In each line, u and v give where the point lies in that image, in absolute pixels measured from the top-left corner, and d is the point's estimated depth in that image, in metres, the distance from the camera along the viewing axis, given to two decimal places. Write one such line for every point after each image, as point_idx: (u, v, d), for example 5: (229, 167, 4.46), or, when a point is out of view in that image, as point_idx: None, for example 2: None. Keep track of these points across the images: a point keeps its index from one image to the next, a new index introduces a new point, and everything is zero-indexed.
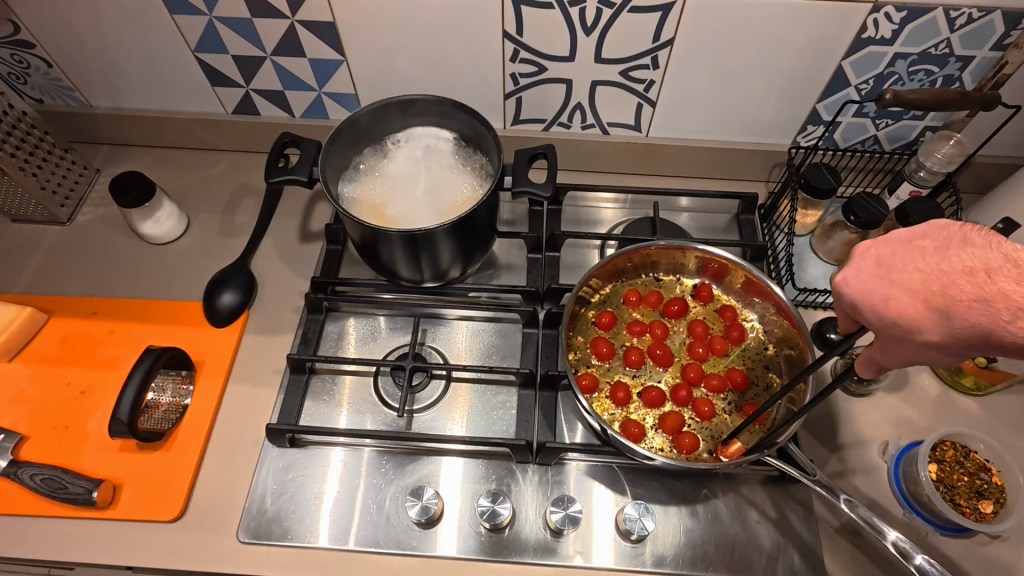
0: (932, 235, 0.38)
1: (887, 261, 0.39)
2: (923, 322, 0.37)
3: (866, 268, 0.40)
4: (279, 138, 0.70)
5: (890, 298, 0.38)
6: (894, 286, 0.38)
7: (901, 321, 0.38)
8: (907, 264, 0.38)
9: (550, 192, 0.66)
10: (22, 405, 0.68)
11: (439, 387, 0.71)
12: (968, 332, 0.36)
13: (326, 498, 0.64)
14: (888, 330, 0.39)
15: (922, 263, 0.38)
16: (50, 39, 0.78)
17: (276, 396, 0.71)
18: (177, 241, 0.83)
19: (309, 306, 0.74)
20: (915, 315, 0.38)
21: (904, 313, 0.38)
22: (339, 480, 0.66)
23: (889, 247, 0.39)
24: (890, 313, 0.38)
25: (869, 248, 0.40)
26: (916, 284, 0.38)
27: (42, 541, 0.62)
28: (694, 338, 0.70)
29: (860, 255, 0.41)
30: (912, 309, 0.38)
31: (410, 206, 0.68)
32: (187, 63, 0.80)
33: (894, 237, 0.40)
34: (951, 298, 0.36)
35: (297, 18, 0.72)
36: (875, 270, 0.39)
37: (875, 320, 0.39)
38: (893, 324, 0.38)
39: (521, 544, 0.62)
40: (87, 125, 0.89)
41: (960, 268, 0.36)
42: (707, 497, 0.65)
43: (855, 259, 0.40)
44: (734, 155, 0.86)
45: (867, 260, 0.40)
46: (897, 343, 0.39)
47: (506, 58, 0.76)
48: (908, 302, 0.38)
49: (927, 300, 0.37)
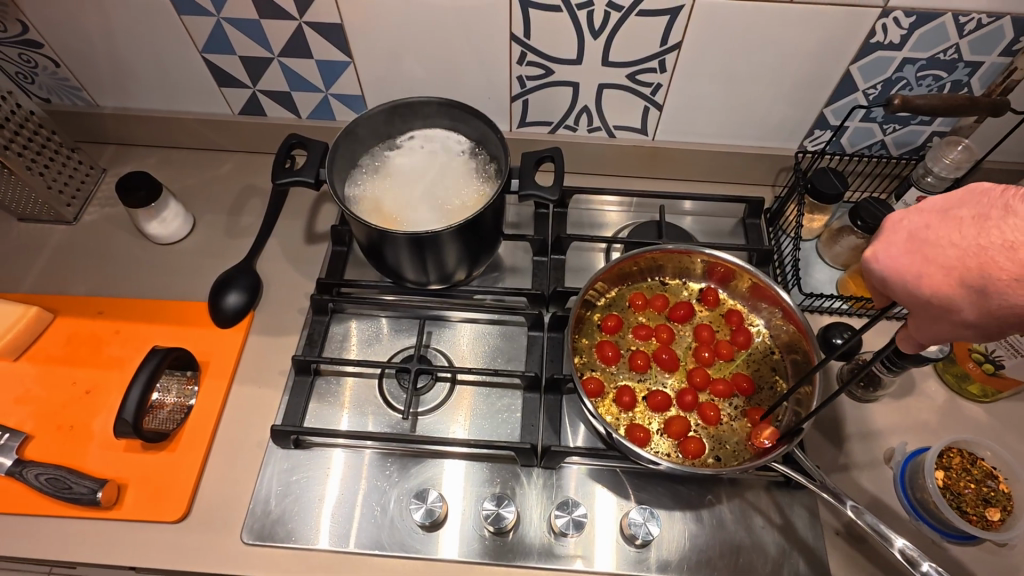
0: (967, 207, 0.38)
1: (918, 236, 0.40)
2: (953, 298, 0.38)
3: (898, 244, 0.41)
4: (286, 139, 0.70)
5: (922, 274, 0.39)
6: (927, 263, 0.39)
7: (934, 297, 0.39)
8: (941, 238, 0.39)
9: (557, 195, 0.66)
10: (28, 405, 0.68)
11: (444, 390, 0.71)
12: (1003, 309, 0.37)
13: (328, 500, 0.64)
14: (922, 307, 0.40)
15: (956, 237, 0.38)
16: (58, 39, 0.78)
17: (281, 397, 0.71)
18: (183, 241, 0.84)
19: (314, 307, 0.74)
20: (948, 292, 0.38)
21: (936, 290, 0.39)
22: (339, 481, 0.65)
23: (922, 219, 0.40)
24: (922, 288, 0.39)
25: (902, 221, 0.41)
26: (949, 260, 0.38)
27: (46, 540, 0.62)
28: (700, 343, 0.70)
29: (893, 228, 0.42)
30: (946, 286, 0.38)
31: (416, 208, 0.68)
32: (194, 63, 0.80)
33: (929, 208, 0.40)
34: (983, 272, 0.37)
35: (305, 19, 0.72)
36: (906, 245, 0.40)
37: (906, 295, 0.40)
38: (926, 300, 0.39)
39: (525, 548, 0.62)
40: (94, 125, 0.90)
41: (995, 244, 0.36)
42: (712, 503, 0.65)
43: (888, 233, 0.42)
44: (740, 158, 0.85)
45: (900, 234, 0.41)
46: (930, 319, 0.40)
47: (513, 61, 0.75)
48: (941, 279, 0.38)
49: (960, 277, 0.38)
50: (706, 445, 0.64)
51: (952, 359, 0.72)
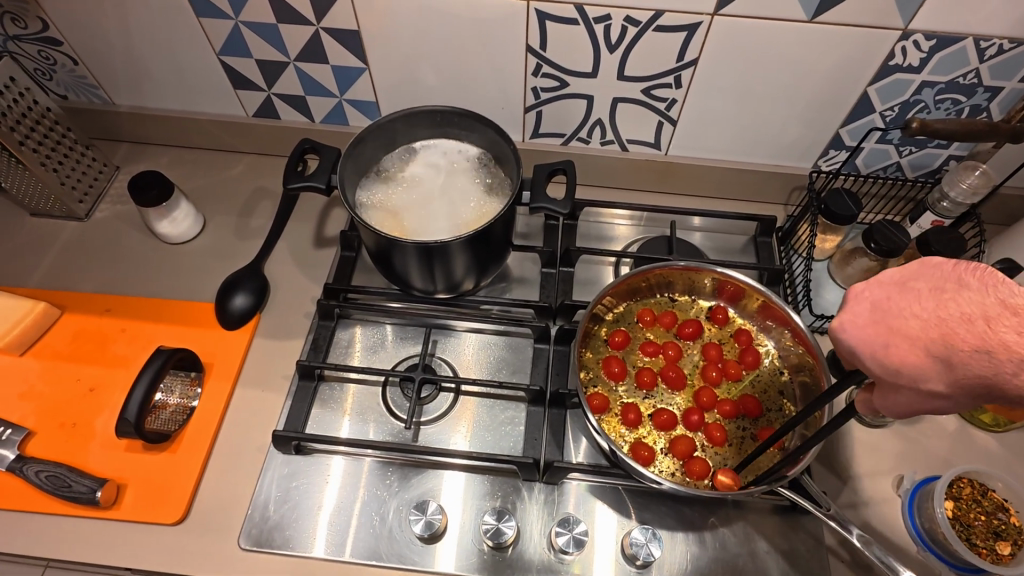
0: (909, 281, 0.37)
1: (881, 306, 0.37)
2: (927, 373, 0.36)
3: (861, 315, 0.38)
4: (298, 144, 0.69)
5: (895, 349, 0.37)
6: (892, 332, 0.36)
7: (906, 371, 0.36)
8: (903, 309, 0.36)
9: (569, 209, 0.66)
10: (32, 400, 0.68)
11: (447, 400, 0.70)
12: (974, 384, 0.34)
13: (325, 507, 0.64)
14: (891, 379, 0.37)
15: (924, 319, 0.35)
16: (78, 37, 0.79)
17: (283, 401, 0.71)
18: (193, 241, 0.84)
19: (320, 312, 0.73)
20: (919, 364, 0.36)
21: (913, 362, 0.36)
22: (339, 488, 0.65)
23: (882, 290, 0.38)
24: (891, 362, 0.37)
25: (863, 291, 0.38)
26: (915, 332, 0.36)
27: (44, 539, 0.61)
28: (708, 361, 0.69)
29: (854, 298, 0.39)
30: (917, 358, 0.36)
31: (426, 217, 0.68)
32: (211, 65, 0.80)
33: (885, 278, 0.38)
34: (953, 347, 0.34)
35: (323, 25, 0.73)
36: (870, 316, 0.38)
37: (876, 369, 0.38)
38: (897, 374, 0.37)
39: (524, 564, 0.61)
40: (109, 123, 0.90)
41: (959, 315, 0.34)
42: (716, 525, 0.64)
43: (849, 303, 0.39)
44: (753, 176, 0.85)
45: (862, 304, 0.38)
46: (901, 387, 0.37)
47: (528, 72, 0.75)
48: (912, 353, 0.36)
49: (927, 348, 0.35)
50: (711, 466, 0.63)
51: None
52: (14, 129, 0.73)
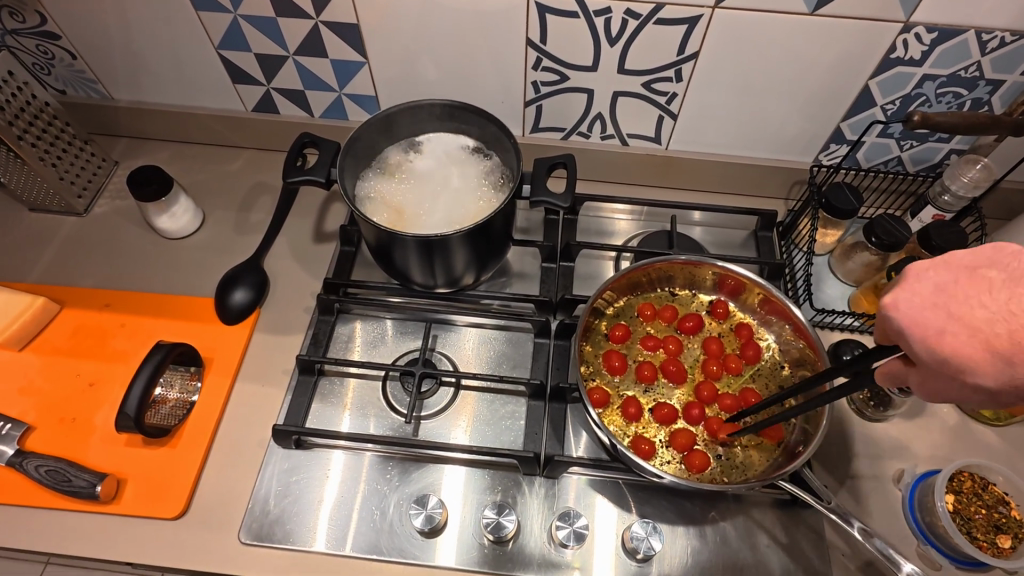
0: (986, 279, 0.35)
1: (946, 290, 0.35)
2: (978, 366, 0.34)
3: (923, 294, 0.36)
4: (297, 138, 0.69)
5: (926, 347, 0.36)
6: (952, 320, 0.35)
7: (954, 363, 0.34)
8: (970, 297, 0.35)
9: (569, 203, 0.65)
10: (31, 396, 0.68)
11: (448, 395, 0.70)
12: None
13: (326, 502, 0.64)
14: (936, 367, 0.35)
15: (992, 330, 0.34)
16: (75, 31, 0.78)
17: (283, 396, 0.70)
18: (192, 236, 0.84)
19: (320, 307, 0.73)
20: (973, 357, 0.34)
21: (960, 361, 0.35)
22: (340, 482, 0.65)
23: (950, 274, 0.36)
24: (941, 350, 0.35)
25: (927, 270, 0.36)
26: (980, 326, 0.34)
27: (44, 534, 0.61)
28: (708, 355, 0.68)
29: (914, 276, 0.37)
30: (973, 351, 0.34)
31: (427, 211, 0.68)
32: (210, 59, 0.80)
33: (955, 260, 0.36)
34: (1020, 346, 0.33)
35: (322, 19, 0.72)
36: (932, 297, 0.36)
37: (922, 353, 0.35)
38: (945, 363, 0.35)
39: (525, 558, 0.61)
40: (108, 119, 0.90)
41: None
42: (716, 519, 0.64)
43: (909, 280, 0.37)
44: (754, 171, 0.85)
45: (924, 285, 0.36)
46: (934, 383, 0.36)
47: (528, 66, 0.75)
48: (969, 345, 0.34)
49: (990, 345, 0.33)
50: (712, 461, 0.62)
51: None
52: (12, 123, 0.73)
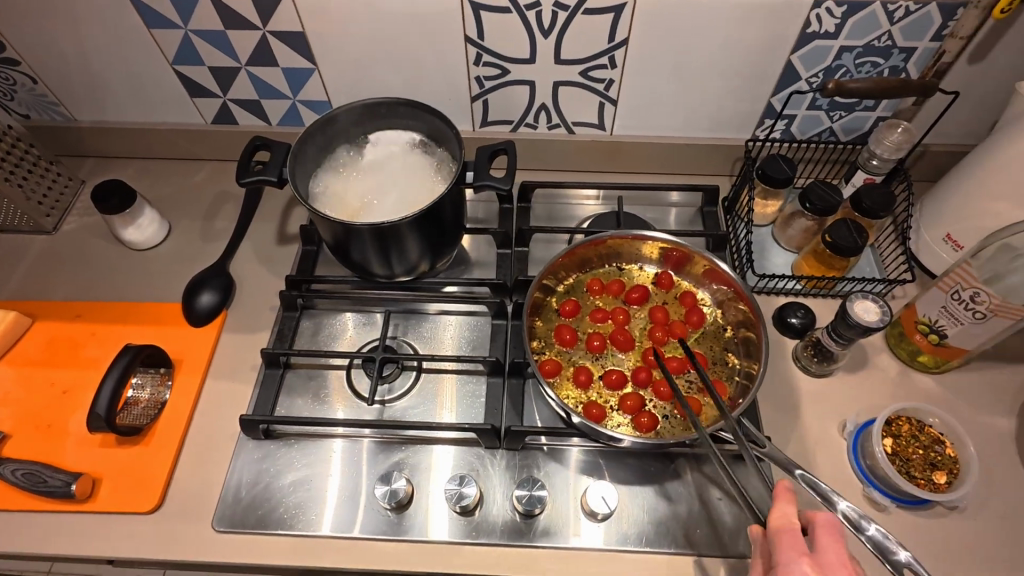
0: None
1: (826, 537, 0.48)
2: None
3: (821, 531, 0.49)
4: (250, 141, 0.70)
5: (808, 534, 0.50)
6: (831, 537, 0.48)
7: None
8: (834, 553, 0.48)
9: (510, 185, 0.68)
10: (6, 406, 0.70)
11: (411, 377, 0.73)
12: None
13: (329, 489, 0.66)
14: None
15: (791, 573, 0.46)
16: (34, 55, 0.81)
17: (252, 390, 0.73)
18: (159, 246, 0.86)
19: (284, 303, 0.76)
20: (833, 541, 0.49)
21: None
22: (317, 471, 0.67)
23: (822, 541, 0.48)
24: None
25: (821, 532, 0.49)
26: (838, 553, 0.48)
27: (23, 535, 0.63)
28: (654, 324, 0.71)
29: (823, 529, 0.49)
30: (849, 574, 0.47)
31: (378, 203, 0.71)
32: (166, 75, 0.83)
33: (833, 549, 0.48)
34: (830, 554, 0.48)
35: (268, 28, 0.76)
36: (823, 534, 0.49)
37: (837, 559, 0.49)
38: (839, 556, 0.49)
39: (490, 526, 0.64)
40: (73, 140, 0.93)
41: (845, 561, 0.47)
42: (670, 477, 0.66)
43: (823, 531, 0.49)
44: (695, 149, 0.89)
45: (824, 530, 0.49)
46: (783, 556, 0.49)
47: (469, 62, 0.79)
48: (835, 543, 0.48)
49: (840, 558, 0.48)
50: (662, 420, 0.64)
51: (903, 332, 0.74)
52: None
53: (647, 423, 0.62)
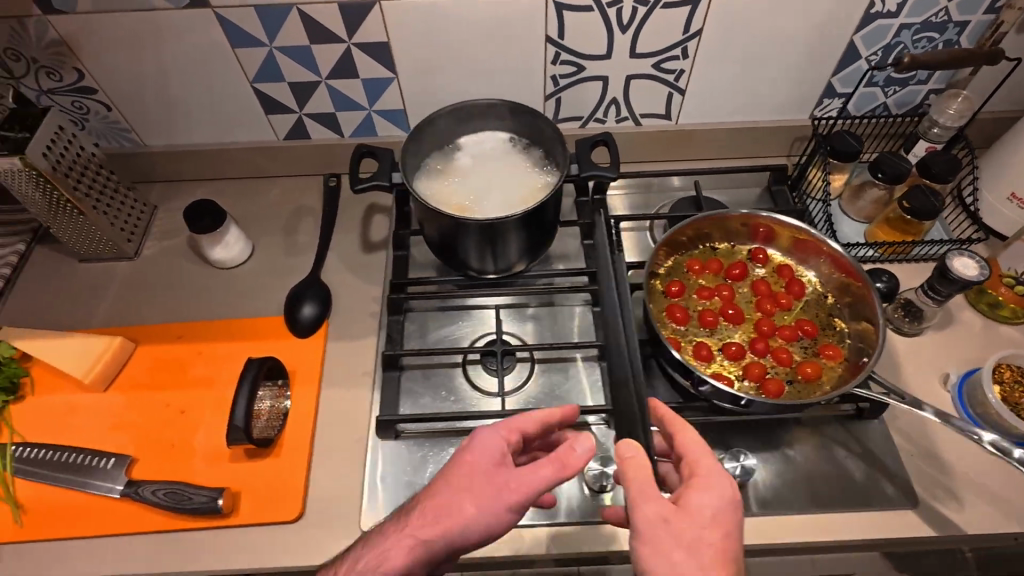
0: (730, 518, 0.50)
1: (712, 517, 0.50)
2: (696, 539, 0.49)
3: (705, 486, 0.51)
4: (356, 149, 0.72)
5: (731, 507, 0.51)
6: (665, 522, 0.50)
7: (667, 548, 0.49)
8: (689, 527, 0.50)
9: (616, 174, 0.70)
10: (125, 431, 0.70)
11: (525, 368, 0.74)
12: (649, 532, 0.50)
13: (412, 483, 0.67)
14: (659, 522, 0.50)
15: (701, 499, 0.51)
16: (112, 83, 0.82)
17: (370, 394, 0.74)
18: (244, 264, 0.87)
19: (390, 307, 0.78)
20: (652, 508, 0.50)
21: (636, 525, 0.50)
22: (419, 468, 0.68)
23: (711, 510, 0.50)
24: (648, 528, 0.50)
25: (727, 498, 0.51)
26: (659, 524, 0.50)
27: (168, 554, 0.63)
28: (760, 296, 0.72)
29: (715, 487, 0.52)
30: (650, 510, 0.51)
31: (483, 199, 0.73)
32: (245, 94, 0.84)
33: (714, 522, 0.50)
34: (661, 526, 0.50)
35: (354, 40, 0.77)
36: (704, 485, 0.52)
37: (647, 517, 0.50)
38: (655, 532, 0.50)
39: (630, 505, 0.65)
40: (144, 167, 0.93)
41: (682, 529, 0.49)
42: (794, 441, 0.69)
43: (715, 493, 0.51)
44: (757, 133, 0.93)
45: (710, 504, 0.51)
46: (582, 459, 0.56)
47: (548, 62, 0.82)
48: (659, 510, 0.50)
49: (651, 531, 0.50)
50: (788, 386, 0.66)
51: (985, 287, 0.79)
52: (68, 176, 0.76)
53: (774, 389, 0.64)
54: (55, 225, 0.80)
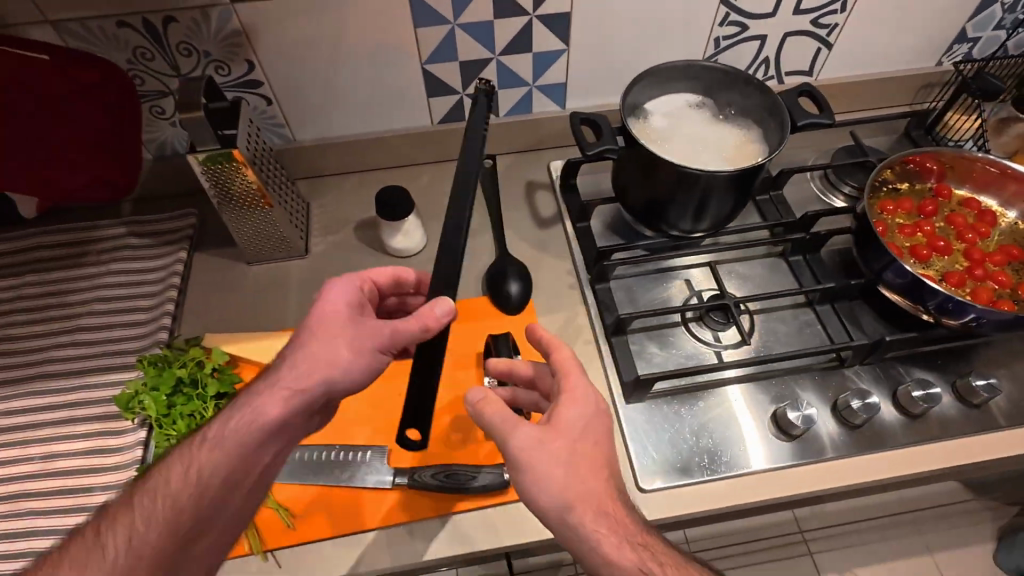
0: (601, 426, 0.50)
1: (581, 426, 0.50)
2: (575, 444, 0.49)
3: (585, 401, 0.51)
4: (574, 116, 0.73)
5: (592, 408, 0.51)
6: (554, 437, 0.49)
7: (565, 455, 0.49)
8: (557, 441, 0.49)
9: (833, 120, 0.72)
10: (369, 424, 0.70)
11: (748, 319, 0.75)
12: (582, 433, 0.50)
13: (676, 436, 0.68)
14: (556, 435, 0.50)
15: (570, 411, 0.50)
16: (280, 74, 0.79)
17: (600, 361, 0.74)
18: (422, 250, 0.85)
19: (596, 276, 0.77)
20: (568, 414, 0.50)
21: (495, 423, 0.50)
22: (679, 424, 0.68)
23: (583, 419, 0.50)
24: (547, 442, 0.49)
25: (590, 401, 0.51)
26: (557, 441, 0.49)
27: (456, 536, 0.63)
28: (959, 227, 0.76)
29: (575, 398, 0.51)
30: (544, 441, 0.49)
31: (702, 151, 0.75)
32: (413, 76, 0.83)
33: (592, 426, 0.50)
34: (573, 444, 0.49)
35: (537, 12, 0.77)
36: (574, 397, 0.51)
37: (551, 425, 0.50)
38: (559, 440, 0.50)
39: (888, 436, 0.67)
40: (293, 163, 0.90)
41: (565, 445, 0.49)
42: (1016, 360, 0.73)
43: (576, 400, 0.51)
44: (891, 83, 0.96)
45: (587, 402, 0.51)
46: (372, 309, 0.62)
47: (715, 23, 0.83)
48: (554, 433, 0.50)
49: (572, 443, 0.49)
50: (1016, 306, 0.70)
51: None
52: (258, 167, 0.74)
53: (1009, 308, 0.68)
54: (233, 221, 0.78)
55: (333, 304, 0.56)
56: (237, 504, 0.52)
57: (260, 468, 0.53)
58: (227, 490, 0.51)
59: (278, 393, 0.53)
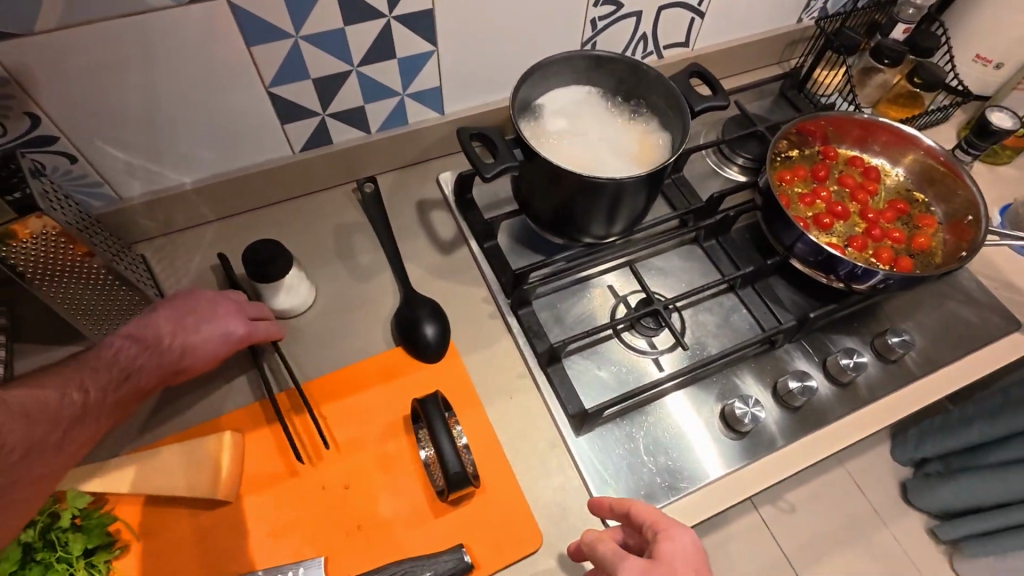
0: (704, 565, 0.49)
1: (681, 553, 0.49)
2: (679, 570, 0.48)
3: (672, 530, 0.51)
4: (462, 132, 0.64)
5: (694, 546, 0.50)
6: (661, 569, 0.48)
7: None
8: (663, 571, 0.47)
9: (728, 101, 0.69)
10: (293, 533, 0.59)
11: (678, 317, 0.73)
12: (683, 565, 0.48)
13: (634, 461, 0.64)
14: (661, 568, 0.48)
15: (673, 546, 0.49)
16: (80, 124, 0.62)
17: (539, 395, 0.68)
18: (313, 305, 0.73)
19: (517, 302, 0.70)
20: (664, 548, 0.49)
21: (603, 556, 0.50)
22: (634, 446, 0.65)
23: (684, 548, 0.49)
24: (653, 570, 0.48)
25: (684, 537, 0.50)
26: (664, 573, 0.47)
27: None
28: (851, 189, 0.78)
29: (671, 532, 0.51)
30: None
31: (602, 152, 0.69)
32: (259, 103, 0.69)
33: (691, 553, 0.49)
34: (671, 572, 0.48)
35: (395, 13, 0.66)
36: (667, 528, 0.51)
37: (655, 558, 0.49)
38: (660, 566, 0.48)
39: (827, 408, 0.69)
40: (126, 225, 0.73)
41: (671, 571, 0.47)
42: (918, 307, 0.77)
43: (672, 533, 0.51)
44: (760, 45, 0.97)
45: (682, 537, 0.50)
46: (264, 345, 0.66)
47: (590, 4, 0.77)
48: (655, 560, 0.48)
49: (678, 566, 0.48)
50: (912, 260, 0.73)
51: None
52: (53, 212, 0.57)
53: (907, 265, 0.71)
54: (52, 293, 0.60)
55: (192, 334, 0.59)
56: (49, 466, 0.47)
57: (73, 425, 0.49)
58: (40, 448, 0.46)
59: (108, 373, 0.53)
